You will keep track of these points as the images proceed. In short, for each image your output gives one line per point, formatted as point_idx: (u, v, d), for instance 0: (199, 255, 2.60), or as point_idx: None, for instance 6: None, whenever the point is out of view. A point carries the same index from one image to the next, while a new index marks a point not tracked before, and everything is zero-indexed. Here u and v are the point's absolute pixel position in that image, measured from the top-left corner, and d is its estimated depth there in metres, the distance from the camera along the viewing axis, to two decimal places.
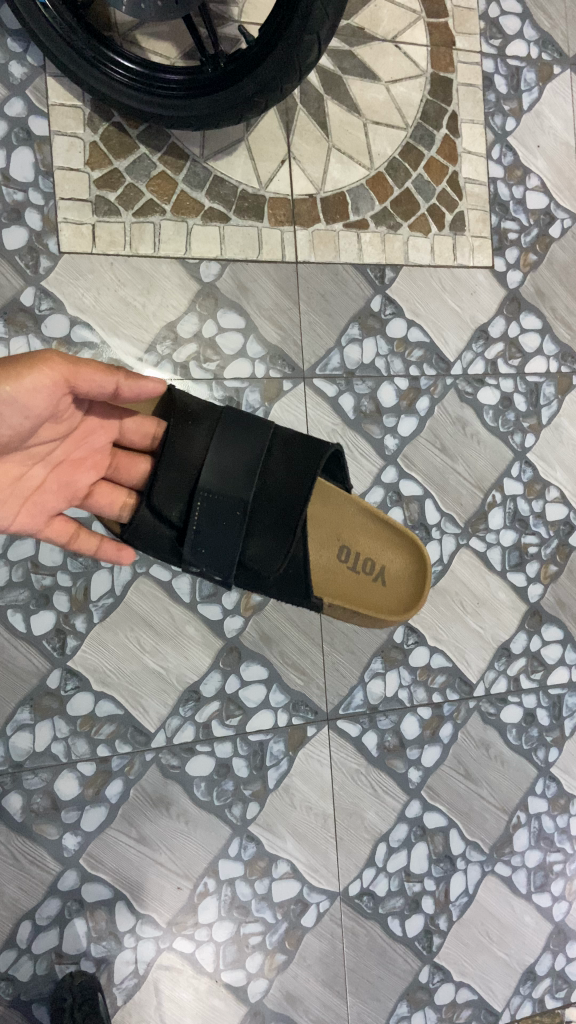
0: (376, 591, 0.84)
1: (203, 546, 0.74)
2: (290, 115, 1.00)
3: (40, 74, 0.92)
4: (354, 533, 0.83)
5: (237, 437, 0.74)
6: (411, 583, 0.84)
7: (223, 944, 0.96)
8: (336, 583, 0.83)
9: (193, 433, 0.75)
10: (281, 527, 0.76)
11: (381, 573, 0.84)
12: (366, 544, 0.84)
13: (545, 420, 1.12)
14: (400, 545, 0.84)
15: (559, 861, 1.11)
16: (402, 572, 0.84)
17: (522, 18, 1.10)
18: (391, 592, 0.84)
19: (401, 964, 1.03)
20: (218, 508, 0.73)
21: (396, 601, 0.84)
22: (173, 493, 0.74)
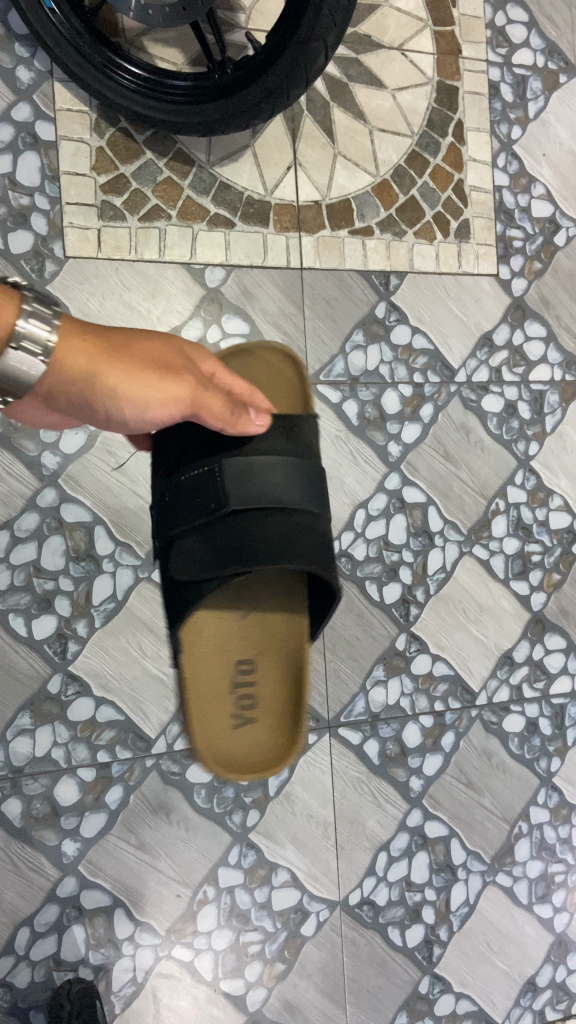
0: (221, 717, 0.80)
1: (169, 495, 0.73)
2: (296, 122, 1.01)
3: (47, 79, 0.92)
4: (261, 680, 0.81)
5: (289, 480, 0.73)
6: (251, 758, 0.80)
7: (222, 952, 0.95)
8: (227, 652, 0.81)
9: (262, 438, 0.75)
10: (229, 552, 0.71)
11: (251, 714, 0.81)
12: (274, 694, 0.82)
13: (549, 427, 1.12)
14: (285, 725, 0.81)
15: (560, 872, 1.11)
16: (260, 739, 0.81)
17: (528, 27, 1.11)
18: (234, 726, 0.80)
19: (401, 974, 1.02)
20: (204, 489, 0.72)
21: (213, 736, 0.80)
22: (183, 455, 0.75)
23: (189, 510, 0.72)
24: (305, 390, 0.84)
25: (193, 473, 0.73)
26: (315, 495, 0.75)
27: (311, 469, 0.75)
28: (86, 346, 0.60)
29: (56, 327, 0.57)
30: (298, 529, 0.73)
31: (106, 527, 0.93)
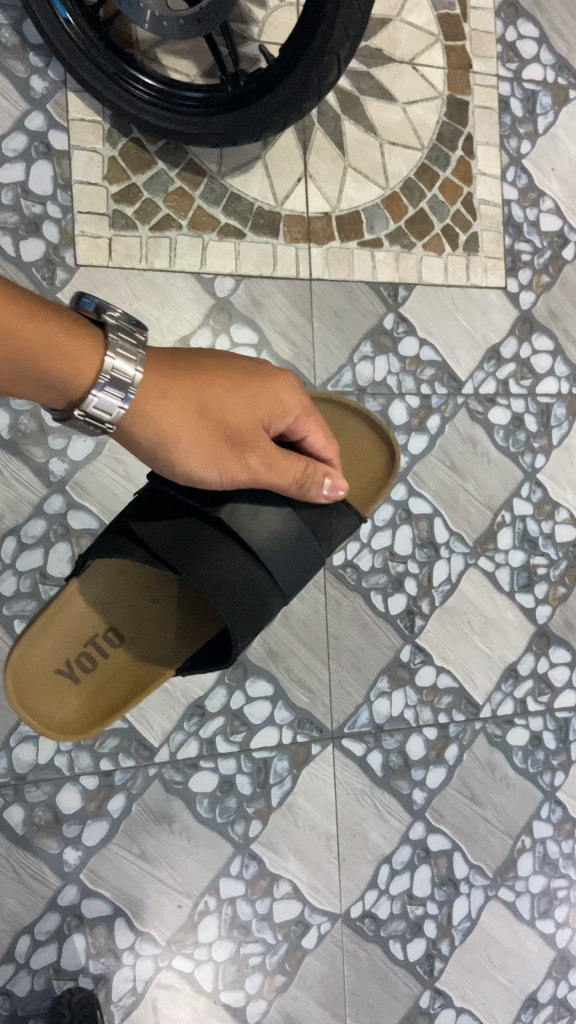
0: (60, 653, 0.81)
1: None
2: (307, 134, 1.01)
3: (61, 89, 0.93)
4: (112, 663, 0.82)
5: (291, 546, 0.73)
6: (36, 712, 0.80)
7: (222, 964, 0.95)
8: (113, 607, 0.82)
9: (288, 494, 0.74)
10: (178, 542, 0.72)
11: (75, 671, 0.81)
12: (109, 677, 0.82)
13: (556, 440, 1.12)
14: (76, 694, 0.81)
15: (563, 887, 1.10)
16: (57, 704, 0.81)
17: (539, 42, 1.11)
18: (49, 667, 0.80)
19: (402, 988, 1.01)
20: None
21: (28, 668, 0.80)
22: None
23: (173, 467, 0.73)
24: (374, 497, 0.87)
25: None
26: (283, 571, 0.73)
27: (303, 550, 0.74)
28: (157, 429, 0.63)
29: (140, 363, 0.61)
30: (238, 585, 0.72)
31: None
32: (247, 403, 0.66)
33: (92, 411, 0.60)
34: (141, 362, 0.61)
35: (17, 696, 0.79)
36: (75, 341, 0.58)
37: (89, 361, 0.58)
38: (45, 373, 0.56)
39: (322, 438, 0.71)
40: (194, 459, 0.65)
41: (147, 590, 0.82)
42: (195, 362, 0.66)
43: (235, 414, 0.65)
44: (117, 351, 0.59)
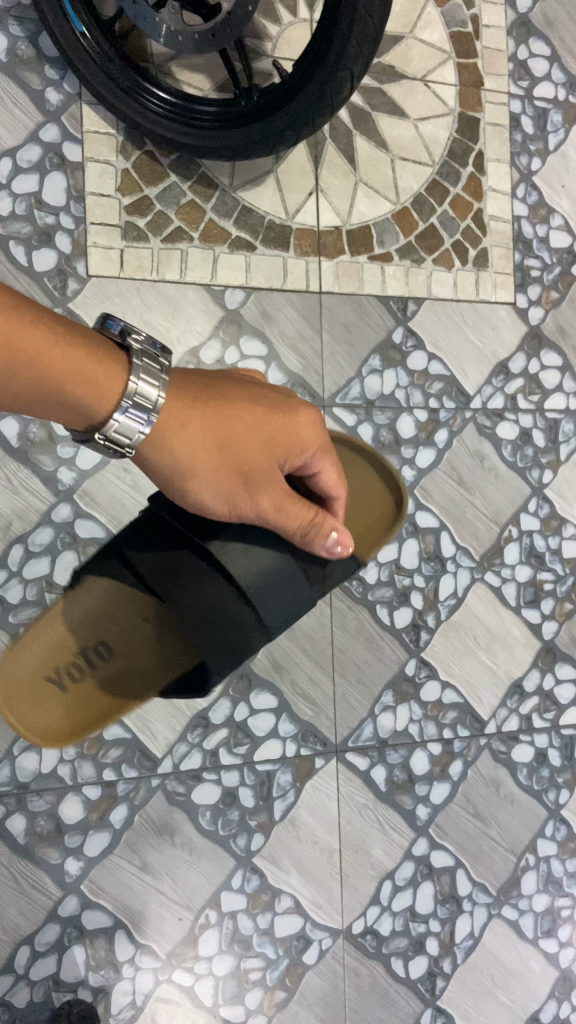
0: (43, 664, 0.78)
1: None
2: (319, 149, 1.02)
3: (76, 101, 0.93)
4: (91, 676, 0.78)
5: (274, 582, 0.64)
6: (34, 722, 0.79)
7: (222, 978, 0.94)
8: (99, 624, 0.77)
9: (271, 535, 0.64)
10: (167, 564, 0.67)
11: (59, 689, 0.78)
12: (90, 692, 0.79)
13: (563, 456, 1.12)
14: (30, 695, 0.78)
15: (567, 906, 1.09)
16: (46, 717, 0.78)
17: (550, 61, 1.12)
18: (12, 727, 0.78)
19: (403, 1006, 1.00)
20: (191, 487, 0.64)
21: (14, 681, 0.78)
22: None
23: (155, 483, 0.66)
24: (372, 543, 0.80)
25: None
26: (268, 609, 0.64)
27: (287, 590, 0.64)
28: (167, 456, 0.61)
29: (162, 387, 0.59)
30: (223, 632, 0.66)
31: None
32: (261, 438, 0.63)
33: (116, 437, 0.58)
34: (164, 387, 0.59)
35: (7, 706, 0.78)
36: (102, 370, 0.56)
37: (114, 390, 0.57)
38: (65, 401, 0.55)
39: (336, 477, 0.67)
40: (203, 490, 0.62)
41: (139, 609, 0.77)
42: (218, 390, 0.64)
43: (250, 452, 0.62)
44: (140, 374, 0.57)
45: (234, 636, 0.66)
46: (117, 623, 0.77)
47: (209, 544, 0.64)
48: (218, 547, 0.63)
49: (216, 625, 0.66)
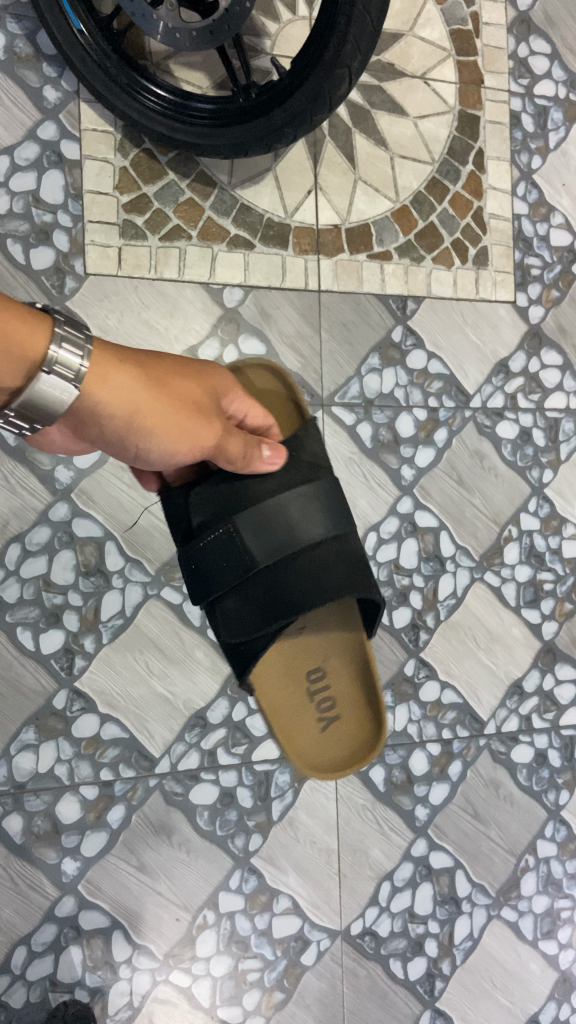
0: (343, 734, 0.83)
1: (192, 561, 0.73)
2: (318, 147, 1.01)
3: (73, 99, 0.93)
4: (336, 675, 0.83)
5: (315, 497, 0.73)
6: (335, 761, 0.83)
7: (220, 979, 0.93)
8: (279, 683, 0.83)
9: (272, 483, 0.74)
10: (266, 611, 0.73)
11: (326, 724, 0.83)
12: (344, 701, 0.83)
13: (564, 455, 1.11)
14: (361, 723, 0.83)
15: (567, 908, 1.09)
16: (345, 739, 0.83)
17: (551, 59, 1.11)
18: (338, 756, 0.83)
19: (402, 1007, 1.00)
20: (225, 547, 0.71)
21: (304, 745, 0.83)
22: (202, 505, 0.74)
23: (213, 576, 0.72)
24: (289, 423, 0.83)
25: (212, 534, 0.72)
26: (334, 514, 0.74)
27: (326, 492, 0.74)
28: (134, 405, 0.58)
29: (88, 356, 0.54)
30: (335, 562, 0.74)
31: (117, 543, 0.93)
32: (198, 375, 0.66)
33: (37, 398, 0.53)
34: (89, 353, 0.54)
35: (345, 764, 0.83)
36: (24, 324, 0.52)
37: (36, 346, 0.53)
38: None
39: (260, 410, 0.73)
40: (172, 434, 0.61)
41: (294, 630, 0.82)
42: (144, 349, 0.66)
43: (195, 390, 0.64)
44: (63, 339, 0.53)
45: (341, 556, 0.74)
46: (277, 666, 0.83)
47: (271, 549, 0.71)
48: (275, 541, 0.71)
49: (329, 572, 0.73)
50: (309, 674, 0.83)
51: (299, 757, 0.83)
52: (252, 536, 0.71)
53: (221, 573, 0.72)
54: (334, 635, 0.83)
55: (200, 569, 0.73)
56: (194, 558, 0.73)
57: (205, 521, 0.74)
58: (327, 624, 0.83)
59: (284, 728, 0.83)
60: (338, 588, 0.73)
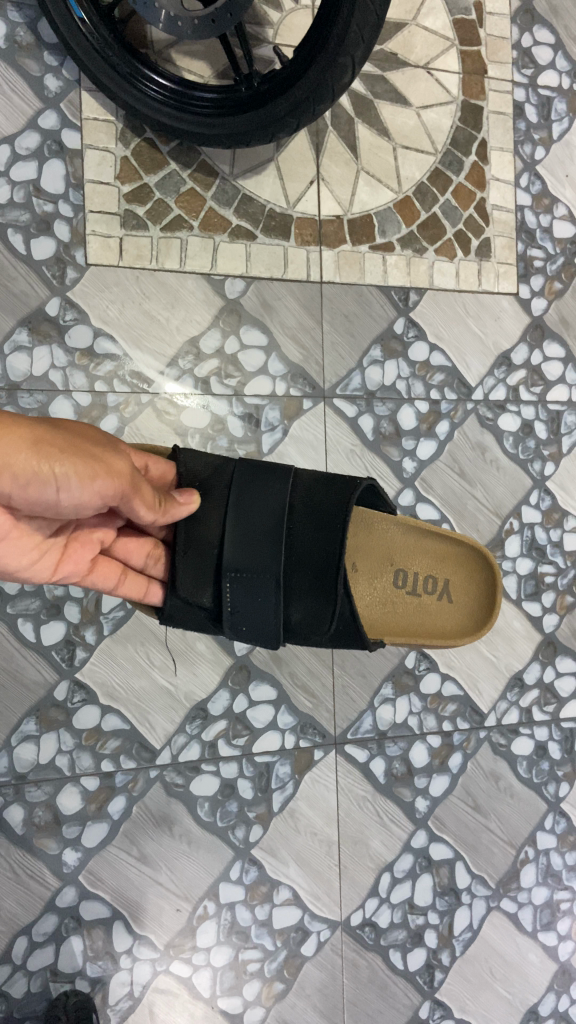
0: (462, 592, 0.85)
1: (242, 621, 0.73)
2: (320, 137, 1.01)
3: (75, 88, 0.92)
4: (406, 554, 0.84)
5: (252, 486, 0.73)
6: (471, 611, 0.85)
7: (220, 969, 0.94)
8: (395, 614, 0.83)
9: (207, 511, 0.73)
10: (324, 587, 0.75)
11: (442, 589, 0.85)
12: (433, 567, 0.85)
13: (566, 448, 1.11)
14: (460, 570, 0.85)
15: (566, 900, 1.09)
16: (462, 587, 0.85)
17: (554, 49, 1.11)
18: (460, 611, 0.85)
19: (401, 998, 1.00)
20: (247, 582, 0.72)
21: (444, 623, 0.85)
22: (200, 581, 0.73)
23: (260, 620, 0.73)
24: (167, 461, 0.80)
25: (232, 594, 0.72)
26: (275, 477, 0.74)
27: (251, 471, 0.74)
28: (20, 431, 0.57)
29: None
30: (310, 498, 0.76)
31: None
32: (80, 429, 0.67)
33: None
34: None
35: (487, 610, 0.85)
36: None
37: None
38: None
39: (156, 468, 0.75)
40: (71, 453, 0.60)
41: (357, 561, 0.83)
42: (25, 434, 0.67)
43: (81, 437, 0.64)
44: None
45: (308, 484, 0.76)
46: (377, 603, 0.83)
47: (274, 550, 0.72)
48: (266, 536, 0.72)
49: (321, 505, 0.76)
50: (394, 578, 0.83)
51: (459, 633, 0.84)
52: (252, 557, 0.72)
53: (266, 610, 0.72)
54: (373, 537, 0.83)
55: (254, 623, 0.73)
56: (243, 620, 0.73)
57: (216, 590, 0.73)
58: (365, 533, 0.83)
59: (432, 629, 0.84)
60: (339, 506, 0.75)
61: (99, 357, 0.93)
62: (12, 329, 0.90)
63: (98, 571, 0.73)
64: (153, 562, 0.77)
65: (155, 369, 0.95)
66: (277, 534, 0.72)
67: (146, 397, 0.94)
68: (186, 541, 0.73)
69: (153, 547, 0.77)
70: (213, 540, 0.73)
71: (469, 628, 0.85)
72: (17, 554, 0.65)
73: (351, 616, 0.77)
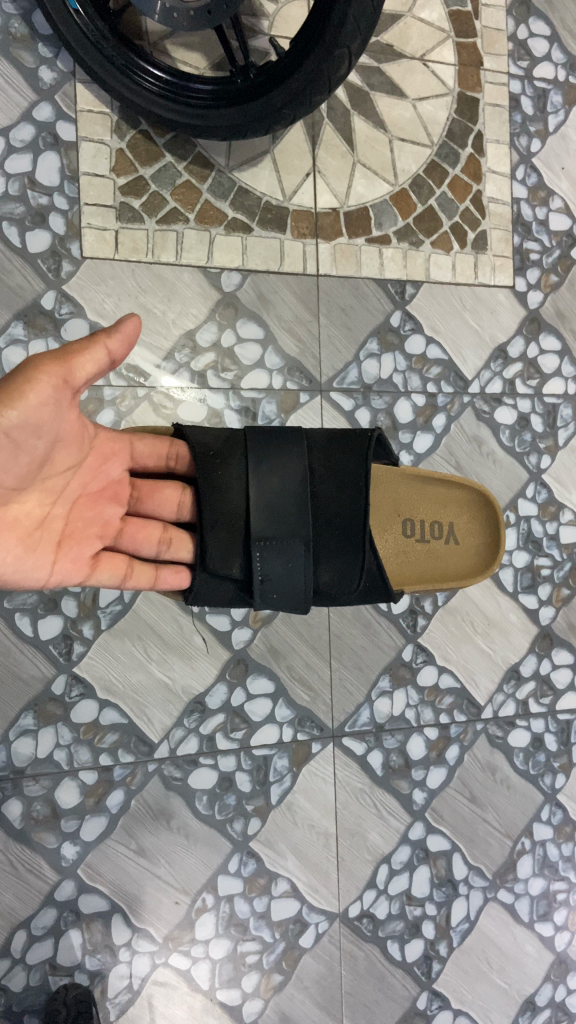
0: (466, 530, 0.88)
1: (273, 587, 0.72)
2: (316, 129, 1.00)
3: (69, 80, 0.92)
4: (410, 505, 0.87)
5: (271, 452, 0.75)
6: (477, 547, 0.88)
7: (219, 962, 0.94)
8: (410, 563, 0.86)
9: (228, 480, 0.73)
10: (351, 547, 0.77)
11: (448, 532, 0.88)
12: (439, 509, 0.88)
13: (562, 441, 1.11)
14: (466, 509, 0.89)
15: (563, 890, 1.09)
16: (467, 527, 0.88)
17: (550, 41, 1.10)
18: (464, 552, 0.88)
19: (399, 989, 1.01)
20: (278, 549, 0.72)
21: (454, 563, 0.87)
22: (228, 553, 0.73)
23: (290, 586, 0.73)
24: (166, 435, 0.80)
25: (262, 563, 0.72)
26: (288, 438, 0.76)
27: (265, 435, 0.76)
28: None
29: None
30: (325, 464, 0.79)
31: None
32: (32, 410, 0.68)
33: None
34: None
35: (492, 545, 0.88)
36: None
37: None
38: None
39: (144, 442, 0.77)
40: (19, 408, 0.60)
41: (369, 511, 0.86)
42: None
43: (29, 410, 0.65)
44: None
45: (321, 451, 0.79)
46: (392, 555, 0.86)
47: (301, 517, 0.73)
48: (293, 502, 0.74)
49: (339, 470, 0.79)
50: (403, 528, 0.87)
51: (473, 573, 0.87)
52: (281, 525, 0.73)
53: (295, 574, 0.73)
54: (377, 492, 0.86)
55: (285, 589, 0.73)
56: (274, 586, 0.72)
57: (246, 559, 0.73)
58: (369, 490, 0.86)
59: (447, 573, 0.87)
60: (357, 468, 0.79)
61: None
62: (8, 322, 0.90)
63: (104, 565, 0.73)
64: (166, 546, 0.78)
65: (152, 363, 0.94)
66: (302, 499, 0.74)
67: (143, 390, 0.94)
68: (213, 514, 0.72)
69: (163, 532, 0.77)
70: (238, 509, 0.73)
71: (481, 567, 0.87)
72: (17, 549, 0.64)
73: (379, 572, 0.80)
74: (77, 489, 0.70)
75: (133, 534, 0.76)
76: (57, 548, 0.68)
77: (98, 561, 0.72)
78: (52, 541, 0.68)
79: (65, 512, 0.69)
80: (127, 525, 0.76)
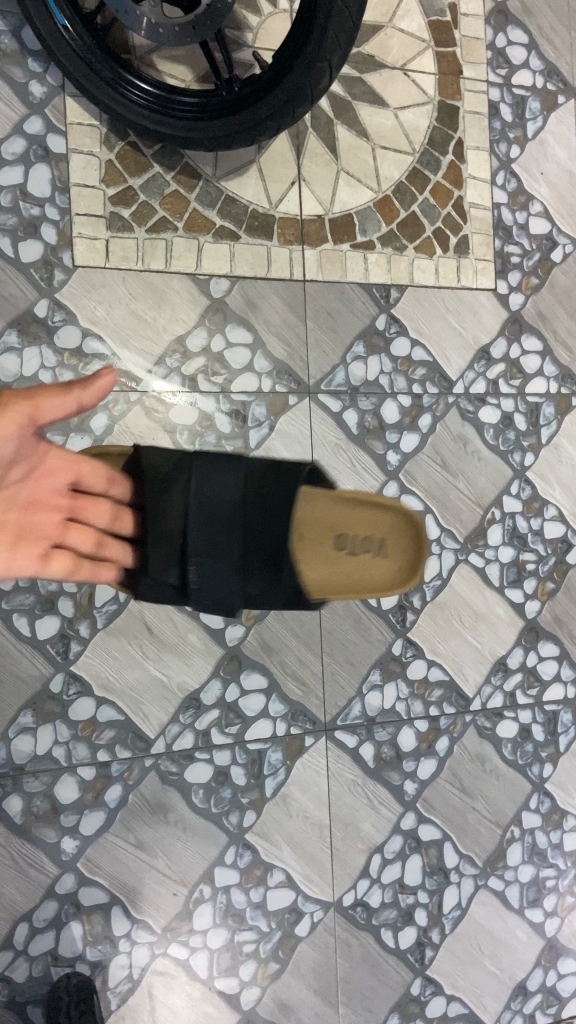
0: (395, 549, 0.87)
1: (203, 597, 0.77)
2: (300, 138, 1.03)
3: (59, 93, 0.94)
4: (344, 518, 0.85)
5: (207, 473, 0.76)
6: (405, 569, 0.87)
7: (217, 951, 0.96)
8: (335, 578, 0.85)
9: (167, 499, 0.76)
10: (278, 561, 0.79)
11: (380, 548, 0.87)
12: (370, 526, 0.86)
13: (545, 439, 1.14)
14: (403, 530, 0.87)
15: (552, 877, 1.12)
16: (399, 547, 0.87)
17: (528, 49, 1.13)
18: (389, 570, 0.87)
19: (394, 975, 1.03)
20: (208, 565, 0.76)
21: (379, 580, 0.86)
22: (165, 563, 0.77)
23: (219, 597, 0.77)
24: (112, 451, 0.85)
25: (192, 578, 0.76)
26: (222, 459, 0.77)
27: (205, 457, 0.77)
28: None
29: None
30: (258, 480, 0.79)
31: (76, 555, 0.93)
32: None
33: None
34: None
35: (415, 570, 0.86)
36: None
37: None
38: None
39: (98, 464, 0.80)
40: None
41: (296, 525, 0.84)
42: None
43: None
44: None
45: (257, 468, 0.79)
46: (317, 566, 0.85)
47: (232, 536, 0.76)
48: (224, 524, 0.76)
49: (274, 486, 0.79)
50: (333, 544, 0.85)
51: (392, 592, 0.86)
52: (212, 544, 0.75)
53: (222, 586, 0.77)
54: (309, 507, 0.84)
55: (211, 598, 0.77)
56: (200, 596, 0.77)
57: (181, 569, 0.77)
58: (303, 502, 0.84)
59: (370, 589, 0.86)
60: (292, 487, 0.79)
61: (87, 357, 0.95)
62: (2, 330, 0.92)
63: (54, 562, 0.79)
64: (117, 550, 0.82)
65: (143, 368, 0.97)
66: (234, 520, 0.76)
67: (135, 395, 0.97)
68: (151, 531, 0.77)
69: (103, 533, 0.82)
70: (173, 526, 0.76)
71: (402, 586, 0.86)
72: None
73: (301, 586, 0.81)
74: (23, 494, 0.78)
75: (78, 536, 0.81)
76: (8, 545, 0.77)
77: (47, 557, 0.78)
78: (8, 537, 0.77)
79: (16, 512, 0.78)
80: (73, 527, 0.81)
